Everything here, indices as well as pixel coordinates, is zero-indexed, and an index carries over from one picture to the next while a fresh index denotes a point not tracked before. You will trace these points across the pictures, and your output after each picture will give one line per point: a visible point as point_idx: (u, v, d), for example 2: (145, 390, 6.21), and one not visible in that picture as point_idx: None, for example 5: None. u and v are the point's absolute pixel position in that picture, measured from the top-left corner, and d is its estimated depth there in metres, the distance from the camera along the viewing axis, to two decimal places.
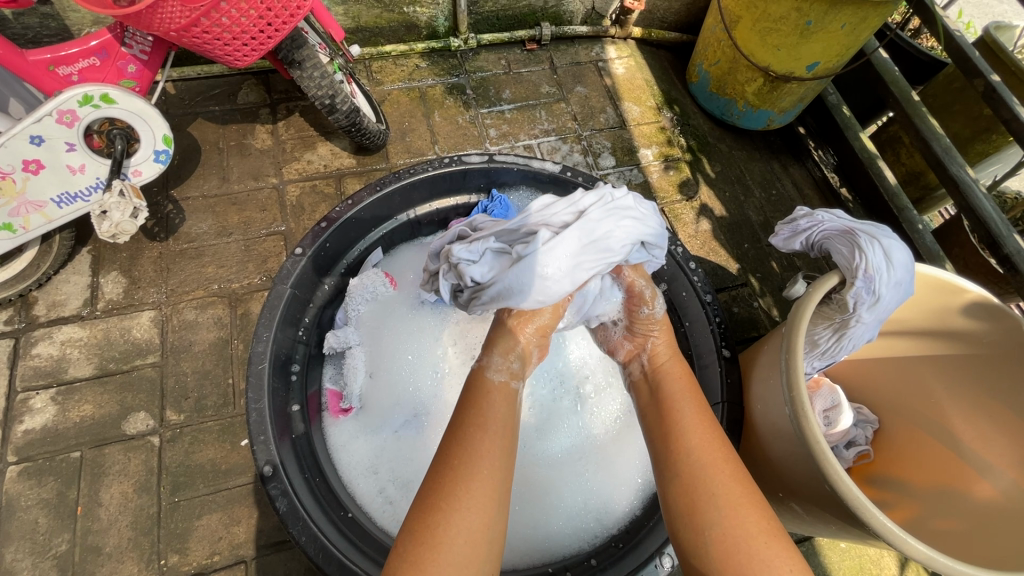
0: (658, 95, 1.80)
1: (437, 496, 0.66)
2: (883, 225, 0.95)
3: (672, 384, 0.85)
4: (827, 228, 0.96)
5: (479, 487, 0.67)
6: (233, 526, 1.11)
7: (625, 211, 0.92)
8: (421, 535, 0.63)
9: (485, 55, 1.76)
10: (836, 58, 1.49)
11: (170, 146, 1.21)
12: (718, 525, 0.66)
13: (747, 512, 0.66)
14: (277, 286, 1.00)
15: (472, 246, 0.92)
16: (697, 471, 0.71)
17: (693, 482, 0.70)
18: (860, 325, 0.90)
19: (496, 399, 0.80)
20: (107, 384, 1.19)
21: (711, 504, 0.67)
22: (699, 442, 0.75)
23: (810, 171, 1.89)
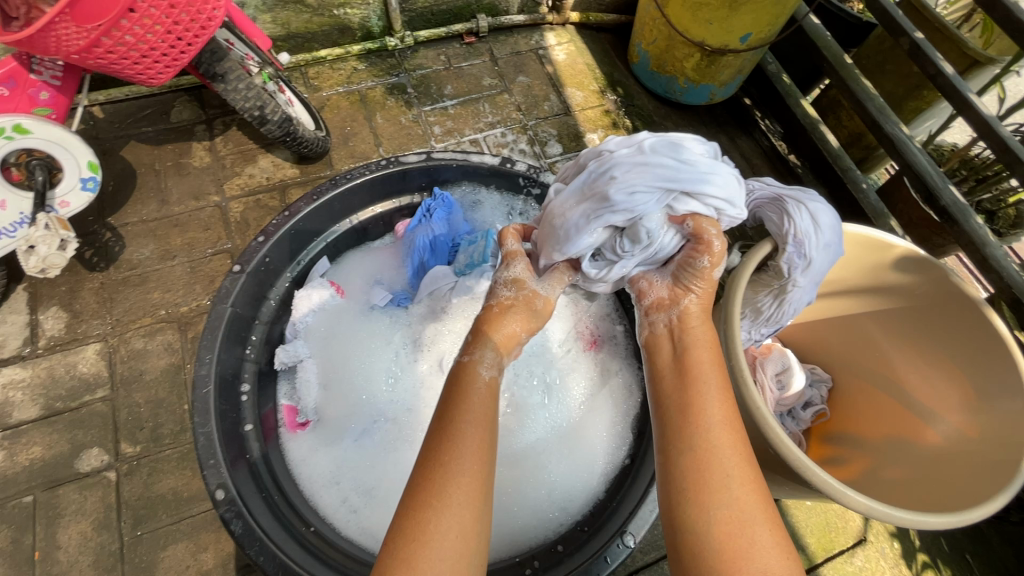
0: (600, 78, 1.80)
1: (430, 493, 0.62)
2: (811, 188, 0.95)
3: (699, 349, 0.79)
4: (757, 197, 0.98)
5: (469, 486, 0.63)
6: (200, 553, 1.09)
7: (642, 154, 0.85)
8: (411, 535, 0.60)
9: (423, 52, 1.74)
10: (767, 28, 1.51)
11: (97, 172, 1.17)
12: (726, 505, 0.62)
13: (751, 499, 0.63)
14: (216, 307, 0.98)
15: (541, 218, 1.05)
16: (708, 450, 0.67)
17: (706, 459, 0.66)
18: (797, 289, 0.92)
19: (481, 395, 0.73)
20: (55, 424, 1.15)
21: (721, 485, 0.64)
22: (719, 416, 0.70)
23: (758, 141, 1.92)
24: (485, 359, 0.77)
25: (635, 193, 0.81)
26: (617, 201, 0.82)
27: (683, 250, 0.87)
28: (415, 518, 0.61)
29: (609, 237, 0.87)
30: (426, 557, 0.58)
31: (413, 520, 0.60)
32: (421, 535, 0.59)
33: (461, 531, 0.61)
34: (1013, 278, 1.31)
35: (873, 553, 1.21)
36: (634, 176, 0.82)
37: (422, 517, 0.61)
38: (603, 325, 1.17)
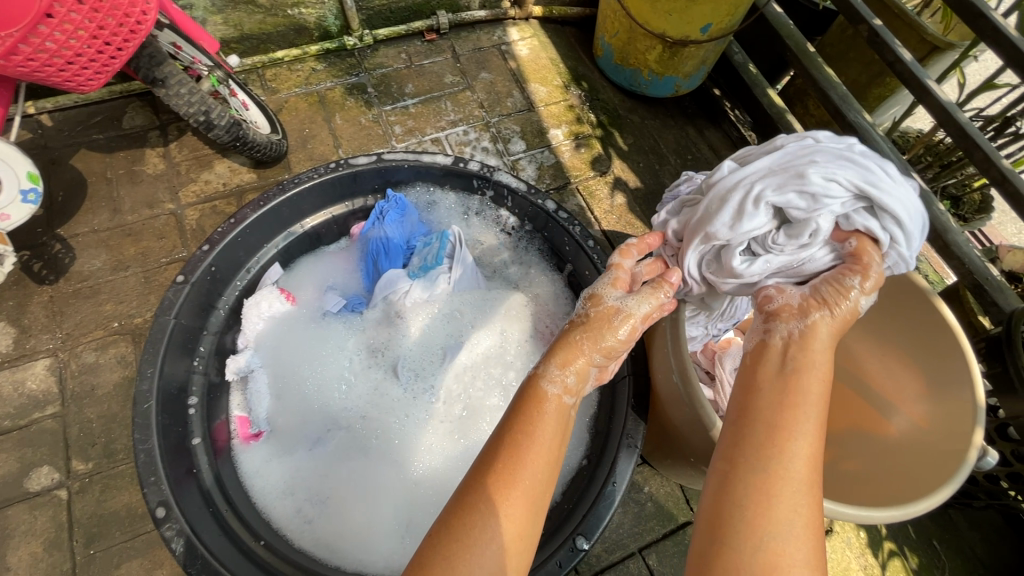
0: (565, 73, 1.78)
1: (481, 498, 0.63)
2: None
3: (805, 363, 0.66)
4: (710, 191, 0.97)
5: (521, 499, 0.63)
6: (155, 570, 1.06)
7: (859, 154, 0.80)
8: (457, 536, 0.60)
9: (383, 50, 1.71)
10: (727, 17, 1.49)
11: (38, 183, 1.15)
12: (780, 538, 0.54)
13: (807, 538, 0.55)
14: (158, 318, 0.95)
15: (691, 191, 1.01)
16: (778, 479, 0.57)
17: (772, 487, 0.56)
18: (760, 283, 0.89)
19: (548, 411, 0.71)
20: (4, 443, 1.13)
21: (779, 518, 0.55)
22: (805, 443, 0.59)
23: (726, 132, 1.91)
24: (551, 373, 0.74)
25: (832, 185, 0.76)
26: (813, 184, 0.77)
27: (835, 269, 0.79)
28: (467, 521, 0.61)
29: (768, 229, 0.82)
30: (470, 564, 0.58)
31: (467, 521, 0.61)
32: (466, 538, 0.60)
33: (507, 541, 0.61)
34: (974, 263, 1.30)
35: (840, 544, 1.21)
36: (837, 170, 0.78)
37: (471, 523, 0.60)
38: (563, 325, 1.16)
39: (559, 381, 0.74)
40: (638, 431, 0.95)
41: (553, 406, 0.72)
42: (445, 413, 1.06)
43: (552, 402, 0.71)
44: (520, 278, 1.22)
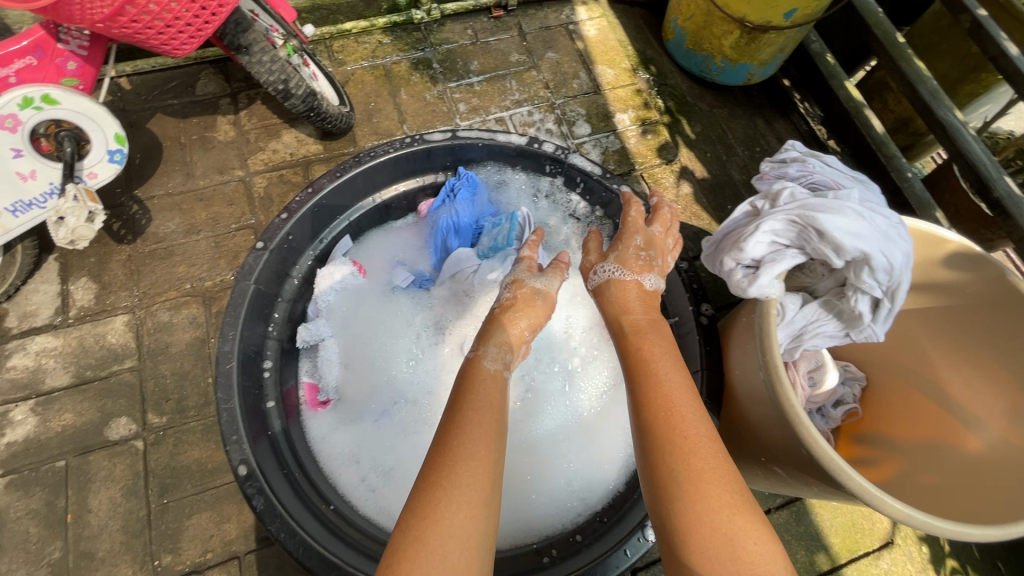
0: (633, 55, 1.73)
1: (442, 475, 0.64)
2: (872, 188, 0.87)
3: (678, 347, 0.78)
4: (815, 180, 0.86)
5: (477, 472, 0.65)
6: (223, 523, 1.11)
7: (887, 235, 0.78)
8: (424, 509, 0.61)
9: (450, 25, 1.69)
10: (815, 3, 1.41)
11: (124, 145, 1.17)
12: (687, 498, 0.60)
13: (715, 488, 0.61)
14: (239, 283, 0.98)
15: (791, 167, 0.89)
16: (673, 446, 0.64)
17: (668, 456, 0.64)
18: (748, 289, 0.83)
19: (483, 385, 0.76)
20: (86, 392, 1.18)
21: (683, 480, 0.62)
22: (681, 411, 0.68)
23: (796, 125, 1.83)
24: (491, 354, 0.82)
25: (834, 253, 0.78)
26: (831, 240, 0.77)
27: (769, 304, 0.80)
28: (426, 499, 0.62)
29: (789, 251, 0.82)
30: (436, 536, 0.59)
31: (423, 502, 0.62)
32: (433, 513, 0.60)
33: (470, 511, 0.62)
34: None
35: (900, 557, 1.18)
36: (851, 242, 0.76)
37: (431, 500, 0.62)
38: None
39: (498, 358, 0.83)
40: None
41: (490, 379, 0.79)
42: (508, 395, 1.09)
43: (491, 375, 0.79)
44: None
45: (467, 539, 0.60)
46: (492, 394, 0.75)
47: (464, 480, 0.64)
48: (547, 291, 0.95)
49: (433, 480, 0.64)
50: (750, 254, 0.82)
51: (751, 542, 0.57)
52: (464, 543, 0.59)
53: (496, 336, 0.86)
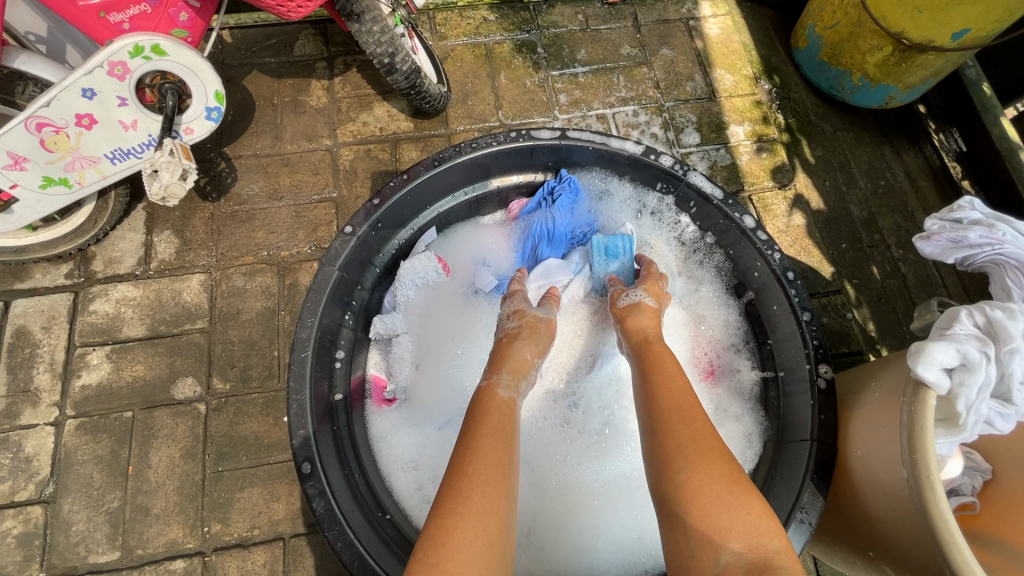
0: (756, 62, 1.56)
1: (456, 499, 0.62)
2: None
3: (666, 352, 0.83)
4: (1004, 253, 0.72)
5: (494, 493, 0.63)
6: (272, 502, 1.09)
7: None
8: (441, 537, 0.58)
9: (560, 8, 1.57)
10: (992, 24, 1.21)
11: (222, 103, 1.14)
12: (684, 472, 0.63)
13: (711, 461, 0.63)
14: (323, 268, 0.93)
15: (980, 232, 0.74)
16: (668, 426, 0.69)
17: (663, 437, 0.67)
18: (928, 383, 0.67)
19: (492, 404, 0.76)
20: (158, 346, 1.18)
21: (681, 458, 0.64)
22: (672, 400, 0.72)
23: (927, 158, 1.57)
24: (502, 381, 0.80)
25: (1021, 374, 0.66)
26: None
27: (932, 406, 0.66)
28: (447, 510, 0.61)
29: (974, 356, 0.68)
30: (456, 556, 0.56)
31: (441, 523, 0.60)
32: (449, 539, 0.58)
33: (486, 534, 0.59)
34: None
35: None
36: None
37: (450, 513, 0.60)
38: (726, 354, 1.06)
39: (512, 387, 0.80)
40: (816, 506, 0.83)
41: (503, 405, 0.76)
42: (581, 424, 1.01)
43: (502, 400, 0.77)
44: (687, 295, 1.10)
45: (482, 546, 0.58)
46: (505, 420, 0.74)
47: (476, 490, 0.62)
48: (549, 319, 0.95)
49: (447, 505, 0.61)
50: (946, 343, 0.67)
51: (745, 509, 0.59)
52: (482, 553, 0.57)
53: (510, 365, 0.84)
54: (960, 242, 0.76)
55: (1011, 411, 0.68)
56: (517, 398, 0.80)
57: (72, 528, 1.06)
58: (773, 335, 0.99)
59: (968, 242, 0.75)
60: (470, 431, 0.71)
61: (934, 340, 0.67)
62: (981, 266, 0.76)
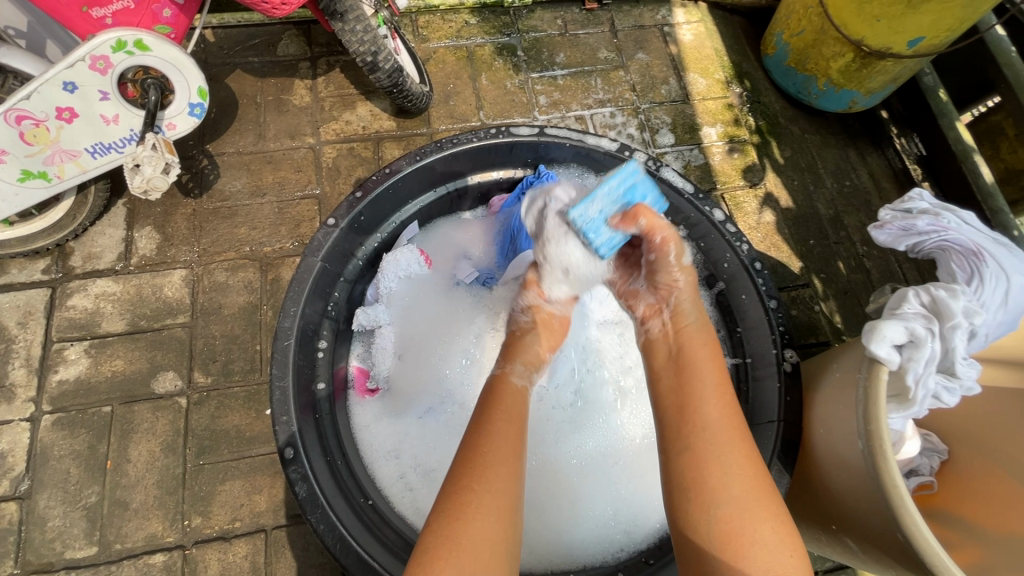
0: (728, 67, 1.63)
1: (471, 476, 0.64)
2: (1016, 251, 0.78)
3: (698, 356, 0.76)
4: (949, 239, 0.78)
5: (507, 472, 0.66)
6: (254, 494, 1.10)
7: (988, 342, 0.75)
8: (456, 511, 0.61)
9: (540, 13, 1.61)
10: (945, 33, 1.29)
11: (205, 99, 1.15)
12: (726, 504, 0.62)
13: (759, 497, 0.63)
14: (306, 259, 0.95)
15: (933, 221, 0.79)
16: (712, 451, 0.66)
17: (708, 457, 0.65)
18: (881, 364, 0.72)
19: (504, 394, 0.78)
20: (138, 341, 1.18)
21: (724, 486, 0.63)
22: (720, 420, 0.69)
23: (890, 161, 1.64)
24: (516, 369, 0.83)
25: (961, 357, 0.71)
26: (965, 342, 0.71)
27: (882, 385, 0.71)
28: (459, 498, 0.62)
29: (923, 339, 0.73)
30: (468, 531, 0.59)
31: (456, 499, 0.62)
32: (463, 514, 0.60)
33: (501, 511, 0.62)
34: None
35: None
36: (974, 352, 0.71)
37: (463, 501, 0.62)
38: None
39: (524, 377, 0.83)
40: (782, 480, 0.88)
41: (515, 392, 0.80)
42: (556, 401, 1.07)
43: (507, 385, 0.80)
44: None
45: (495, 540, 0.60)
46: (517, 405, 0.77)
47: (494, 483, 0.64)
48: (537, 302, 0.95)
49: (461, 481, 0.64)
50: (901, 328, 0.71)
51: (787, 553, 0.60)
52: (496, 533, 0.60)
53: (521, 357, 0.87)
54: (914, 231, 0.81)
55: (955, 384, 0.73)
56: (530, 387, 0.84)
57: (48, 524, 1.05)
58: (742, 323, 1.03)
59: (921, 231, 0.80)
60: (485, 415, 0.73)
61: (887, 320, 0.72)
62: (930, 252, 0.81)
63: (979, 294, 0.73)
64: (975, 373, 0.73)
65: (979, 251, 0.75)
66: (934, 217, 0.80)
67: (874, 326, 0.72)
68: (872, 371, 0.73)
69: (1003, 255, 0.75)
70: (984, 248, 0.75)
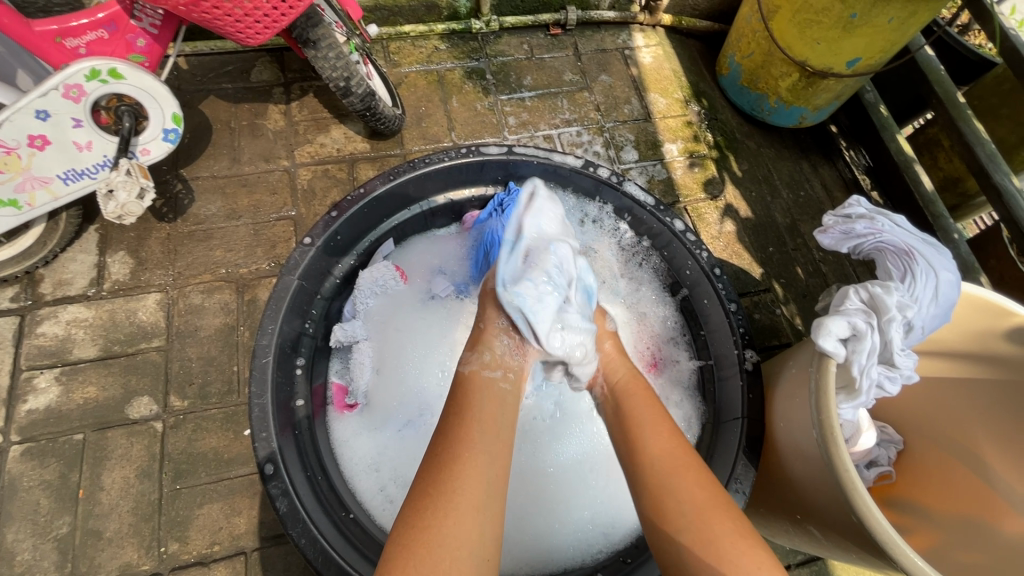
0: (686, 87, 1.72)
1: (433, 484, 0.68)
2: (945, 248, 0.85)
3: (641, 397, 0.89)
4: (884, 240, 0.86)
5: (470, 476, 0.69)
6: (233, 517, 1.09)
7: (919, 336, 0.82)
8: (416, 519, 0.64)
9: (507, 39, 1.69)
10: (878, 54, 1.40)
11: (180, 125, 1.16)
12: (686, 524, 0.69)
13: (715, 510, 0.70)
14: (284, 277, 0.96)
15: (871, 225, 0.87)
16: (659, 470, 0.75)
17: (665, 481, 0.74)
18: (827, 358, 0.78)
19: (474, 391, 0.82)
20: (111, 366, 1.17)
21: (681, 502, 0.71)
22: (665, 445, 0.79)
23: (841, 172, 1.74)
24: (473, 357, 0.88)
25: (896, 351, 0.78)
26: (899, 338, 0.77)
27: (829, 379, 0.77)
28: (422, 510, 0.65)
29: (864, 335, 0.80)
30: (428, 541, 0.62)
31: (418, 510, 0.65)
32: (426, 524, 0.64)
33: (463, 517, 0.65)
34: None
35: None
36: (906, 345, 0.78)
37: (425, 507, 0.65)
38: (667, 347, 1.17)
39: (475, 361, 0.88)
40: (748, 475, 0.91)
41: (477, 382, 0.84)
42: (538, 411, 1.10)
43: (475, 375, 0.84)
44: (629, 295, 1.21)
45: (462, 543, 0.63)
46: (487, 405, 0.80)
47: (459, 488, 0.67)
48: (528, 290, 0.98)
49: (424, 492, 0.67)
50: (843, 327, 0.77)
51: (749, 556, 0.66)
52: (459, 541, 0.63)
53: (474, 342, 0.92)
54: (857, 235, 0.88)
55: (895, 373, 0.80)
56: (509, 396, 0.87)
57: (17, 557, 1.02)
58: (706, 325, 1.08)
59: (863, 235, 0.88)
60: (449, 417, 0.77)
61: (832, 315, 0.79)
62: (869, 254, 0.89)
63: (913, 293, 0.80)
64: (912, 363, 0.80)
65: (912, 250, 0.83)
66: (871, 222, 0.87)
67: (822, 323, 0.78)
68: (821, 365, 0.78)
69: (933, 253, 0.83)
70: (916, 249, 0.83)
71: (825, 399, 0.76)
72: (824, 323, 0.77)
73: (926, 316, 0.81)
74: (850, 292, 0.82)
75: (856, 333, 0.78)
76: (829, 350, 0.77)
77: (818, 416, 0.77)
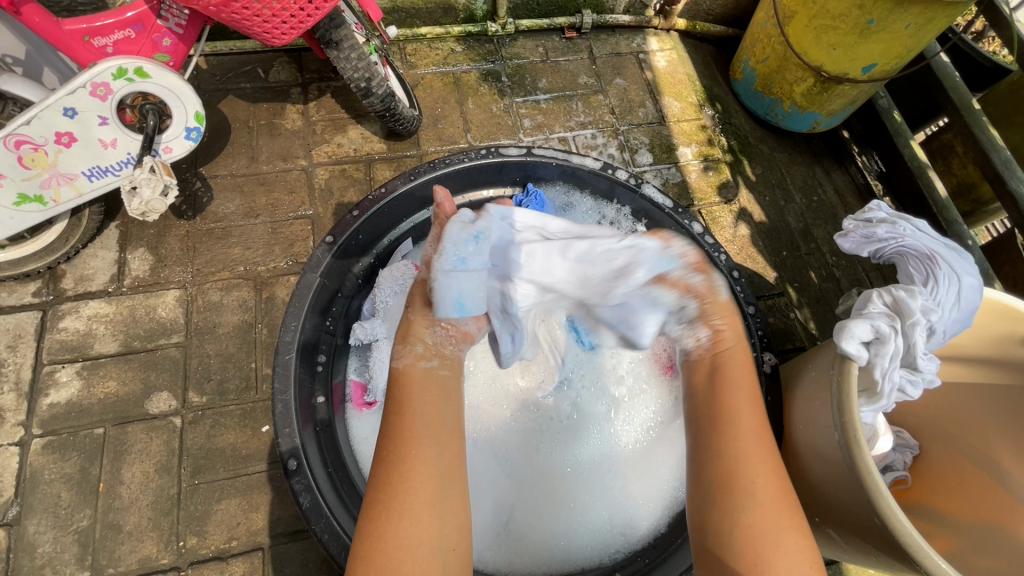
0: (700, 91, 1.73)
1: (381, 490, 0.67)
2: (967, 253, 0.86)
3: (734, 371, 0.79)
4: (906, 244, 0.86)
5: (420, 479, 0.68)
6: (251, 513, 1.10)
7: (939, 340, 0.82)
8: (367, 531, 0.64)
9: (522, 41, 1.70)
10: (895, 60, 1.40)
11: (202, 124, 1.18)
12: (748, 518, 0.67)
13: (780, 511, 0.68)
14: (306, 275, 0.97)
15: (892, 230, 0.88)
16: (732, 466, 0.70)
17: (737, 470, 0.70)
18: (850, 361, 0.78)
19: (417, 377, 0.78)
20: (131, 361, 1.18)
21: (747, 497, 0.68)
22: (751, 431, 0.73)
23: (853, 177, 1.74)
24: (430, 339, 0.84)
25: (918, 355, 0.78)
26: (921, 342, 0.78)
27: (850, 382, 0.77)
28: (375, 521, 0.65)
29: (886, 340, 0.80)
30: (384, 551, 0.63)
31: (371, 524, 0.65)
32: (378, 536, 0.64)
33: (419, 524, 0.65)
34: None
35: None
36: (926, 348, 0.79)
37: (378, 515, 0.65)
38: None
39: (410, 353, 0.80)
40: None
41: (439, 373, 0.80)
42: (555, 411, 1.11)
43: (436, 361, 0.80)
44: None
45: (419, 548, 0.64)
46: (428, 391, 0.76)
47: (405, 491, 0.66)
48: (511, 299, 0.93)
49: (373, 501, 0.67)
50: (866, 331, 0.77)
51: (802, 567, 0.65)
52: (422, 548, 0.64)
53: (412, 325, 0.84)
54: (878, 239, 0.89)
55: (917, 377, 0.80)
56: None
57: (38, 550, 1.03)
58: None
59: (885, 239, 0.88)
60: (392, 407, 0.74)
61: (855, 318, 0.79)
62: (890, 258, 0.90)
63: (935, 298, 0.80)
64: (933, 366, 0.81)
65: (934, 254, 0.83)
66: (893, 226, 0.88)
67: (846, 326, 0.78)
68: (843, 369, 0.78)
69: (954, 258, 0.84)
70: (939, 254, 0.83)
71: (847, 403, 0.76)
72: (848, 326, 0.78)
73: (947, 322, 0.81)
74: (873, 296, 0.82)
75: (878, 337, 0.78)
76: (852, 353, 0.77)
77: (840, 418, 0.77)
